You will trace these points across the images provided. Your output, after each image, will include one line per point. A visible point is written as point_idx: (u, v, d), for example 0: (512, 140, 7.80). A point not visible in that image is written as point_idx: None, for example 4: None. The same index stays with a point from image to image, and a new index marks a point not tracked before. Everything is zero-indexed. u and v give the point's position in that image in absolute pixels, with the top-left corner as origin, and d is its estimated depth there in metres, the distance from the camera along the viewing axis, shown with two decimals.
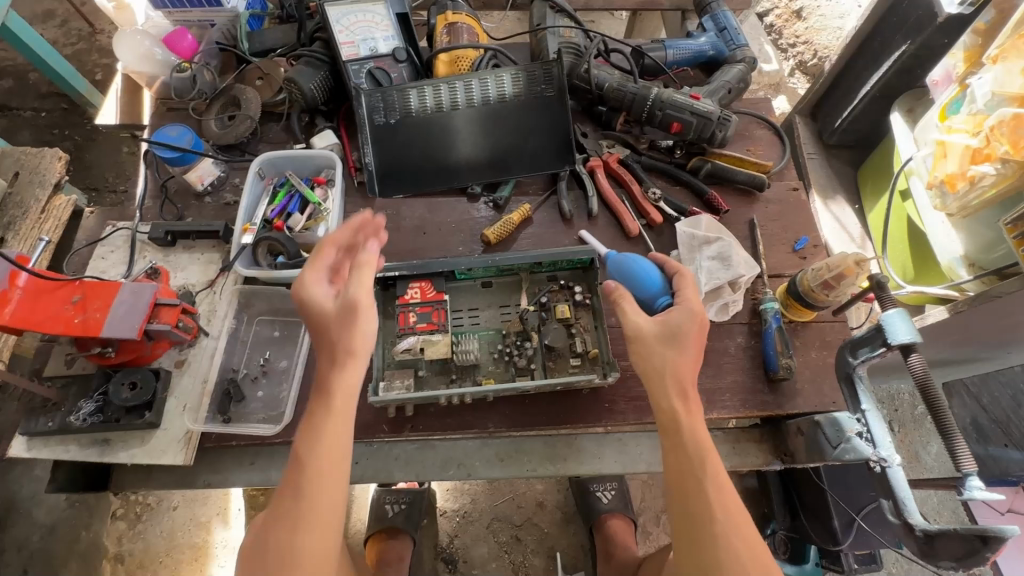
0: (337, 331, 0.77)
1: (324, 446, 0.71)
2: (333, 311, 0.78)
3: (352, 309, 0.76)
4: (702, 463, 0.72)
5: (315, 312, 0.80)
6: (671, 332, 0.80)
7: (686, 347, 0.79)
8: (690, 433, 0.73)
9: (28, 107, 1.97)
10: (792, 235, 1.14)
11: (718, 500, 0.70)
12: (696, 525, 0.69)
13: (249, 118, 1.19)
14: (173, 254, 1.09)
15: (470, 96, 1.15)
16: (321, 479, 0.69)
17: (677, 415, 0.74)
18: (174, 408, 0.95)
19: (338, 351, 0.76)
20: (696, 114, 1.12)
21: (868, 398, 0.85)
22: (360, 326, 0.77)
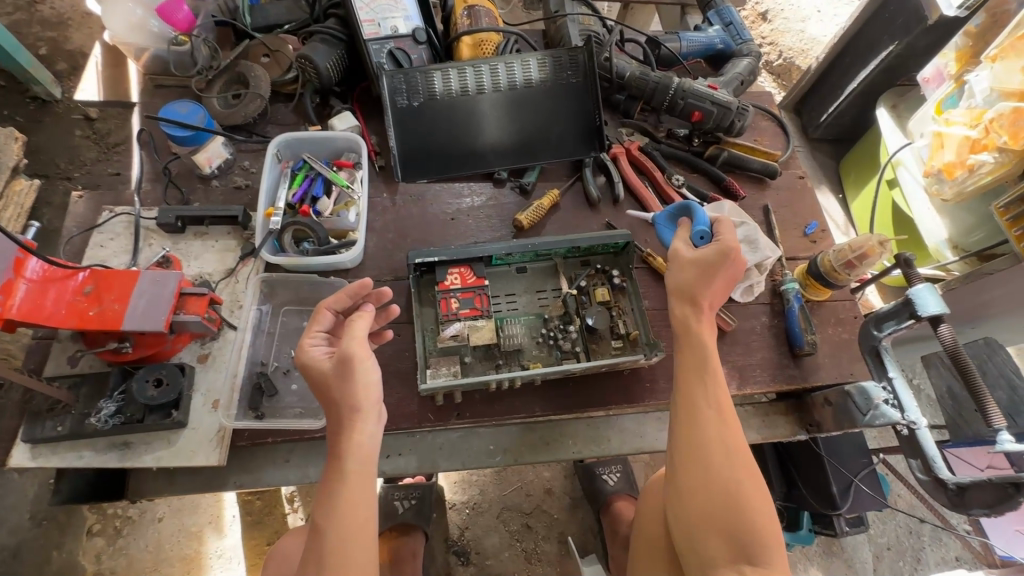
0: (339, 391, 0.73)
1: (341, 500, 0.70)
2: (326, 372, 0.75)
3: (347, 361, 0.73)
4: (706, 365, 0.79)
5: (310, 373, 0.76)
6: (705, 260, 0.82)
7: (718, 275, 0.82)
8: (700, 338, 0.81)
9: None
10: (801, 220, 1.21)
11: (716, 398, 0.77)
12: (694, 410, 0.76)
13: (260, 97, 1.12)
14: (184, 241, 1.01)
15: (497, 79, 1.13)
16: (343, 533, 0.68)
17: (690, 320, 0.82)
18: (201, 405, 0.89)
19: (341, 408, 0.74)
20: (716, 104, 1.16)
21: (894, 367, 0.92)
22: (361, 378, 0.73)
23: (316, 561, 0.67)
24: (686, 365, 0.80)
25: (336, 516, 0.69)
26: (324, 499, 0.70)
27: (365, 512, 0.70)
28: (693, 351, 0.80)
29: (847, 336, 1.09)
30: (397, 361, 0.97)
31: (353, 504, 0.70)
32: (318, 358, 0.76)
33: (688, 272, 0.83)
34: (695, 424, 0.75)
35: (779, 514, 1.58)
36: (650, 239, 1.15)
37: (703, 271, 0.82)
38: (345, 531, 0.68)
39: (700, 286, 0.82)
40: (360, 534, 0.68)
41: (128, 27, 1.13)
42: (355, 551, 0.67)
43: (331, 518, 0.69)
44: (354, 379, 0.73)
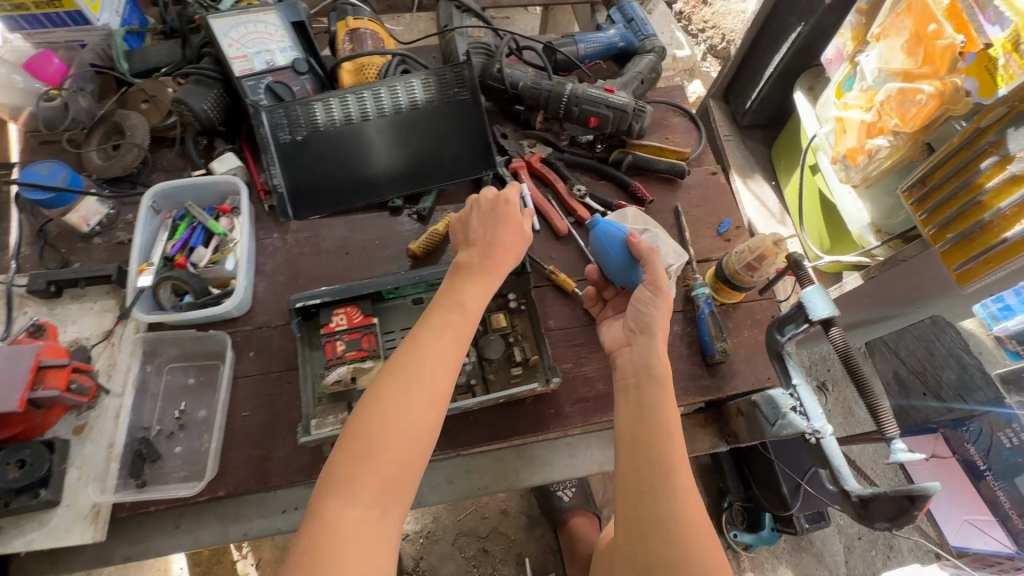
0: (510, 243, 0.87)
1: (443, 330, 0.75)
2: (517, 226, 0.88)
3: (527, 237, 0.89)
4: (666, 419, 0.74)
5: (508, 218, 0.88)
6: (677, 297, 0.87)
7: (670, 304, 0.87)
8: (657, 391, 0.77)
9: None
10: (714, 219, 1.16)
11: (677, 453, 0.71)
12: (651, 468, 0.70)
13: (137, 146, 1.08)
14: (61, 305, 0.97)
15: (381, 104, 1.09)
16: (435, 364, 0.72)
17: (657, 368, 0.79)
18: (76, 480, 0.85)
19: (490, 260, 0.84)
20: (612, 107, 1.12)
21: (797, 372, 0.88)
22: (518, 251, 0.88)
23: (411, 383, 0.70)
24: (641, 417, 0.75)
25: (433, 348, 0.73)
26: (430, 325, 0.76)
27: (452, 355, 0.74)
28: (640, 411, 0.75)
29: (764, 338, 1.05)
30: (287, 411, 0.94)
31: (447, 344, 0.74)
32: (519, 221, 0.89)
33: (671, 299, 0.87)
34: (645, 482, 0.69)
35: (738, 516, 1.54)
36: (555, 254, 1.11)
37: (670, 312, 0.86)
38: (422, 377, 0.70)
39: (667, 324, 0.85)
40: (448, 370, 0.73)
41: None
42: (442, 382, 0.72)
43: (430, 347, 0.73)
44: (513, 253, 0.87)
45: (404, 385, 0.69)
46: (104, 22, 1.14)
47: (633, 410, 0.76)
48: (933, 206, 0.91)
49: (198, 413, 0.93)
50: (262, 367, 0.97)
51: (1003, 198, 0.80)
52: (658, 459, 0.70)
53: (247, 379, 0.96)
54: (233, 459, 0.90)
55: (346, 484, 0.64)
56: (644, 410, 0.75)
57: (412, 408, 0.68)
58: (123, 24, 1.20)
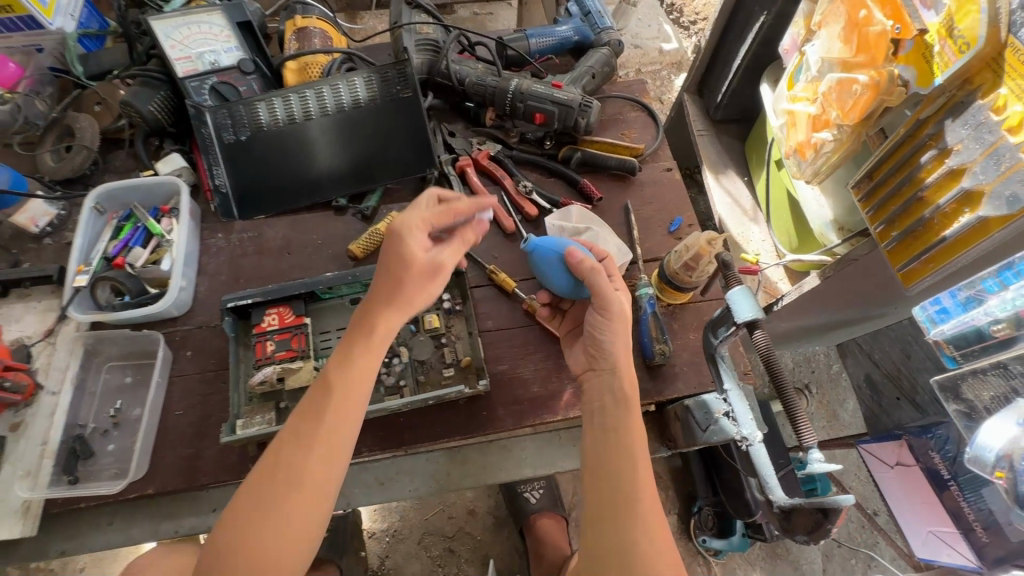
0: (412, 284, 0.74)
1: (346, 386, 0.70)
2: (421, 265, 0.74)
3: (438, 275, 0.76)
4: (631, 448, 0.74)
5: (401, 255, 0.73)
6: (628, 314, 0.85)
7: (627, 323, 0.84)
8: (621, 419, 0.77)
9: None
10: (666, 217, 1.13)
11: (645, 484, 0.71)
12: (617, 501, 0.70)
13: (86, 148, 1.11)
14: (6, 304, 1.00)
15: (323, 103, 1.09)
16: (333, 420, 0.68)
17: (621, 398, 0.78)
18: (9, 475, 0.87)
19: (395, 299, 0.73)
20: (557, 103, 1.09)
21: (731, 377, 0.85)
22: (435, 288, 0.77)
23: (301, 447, 0.67)
24: (605, 448, 0.75)
25: (331, 406, 0.68)
26: (334, 375, 0.70)
27: (355, 413, 0.70)
28: (609, 438, 0.76)
29: None
30: (220, 410, 0.94)
31: (348, 394, 0.69)
32: (420, 253, 0.74)
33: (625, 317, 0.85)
34: (612, 514, 0.69)
35: (708, 521, 1.49)
36: (499, 254, 1.08)
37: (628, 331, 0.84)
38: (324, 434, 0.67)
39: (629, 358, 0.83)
40: (347, 425, 0.69)
41: None
42: (339, 439, 0.68)
43: (327, 404, 0.68)
44: (432, 285, 0.76)
45: (295, 452, 0.66)
46: (58, 26, 1.16)
47: (600, 435, 0.77)
48: (880, 202, 0.86)
49: (132, 411, 0.94)
50: (199, 367, 0.98)
51: (942, 193, 0.75)
52: (626, 490, 0.70)
53: (183, 378, 0.97)
54: (164, 458, 0.91)
55: (230, 555, 0.61)
56: (615, 436, 0.76)
57: (302, 476, 0.65)
58: (79, 27, 1.22)
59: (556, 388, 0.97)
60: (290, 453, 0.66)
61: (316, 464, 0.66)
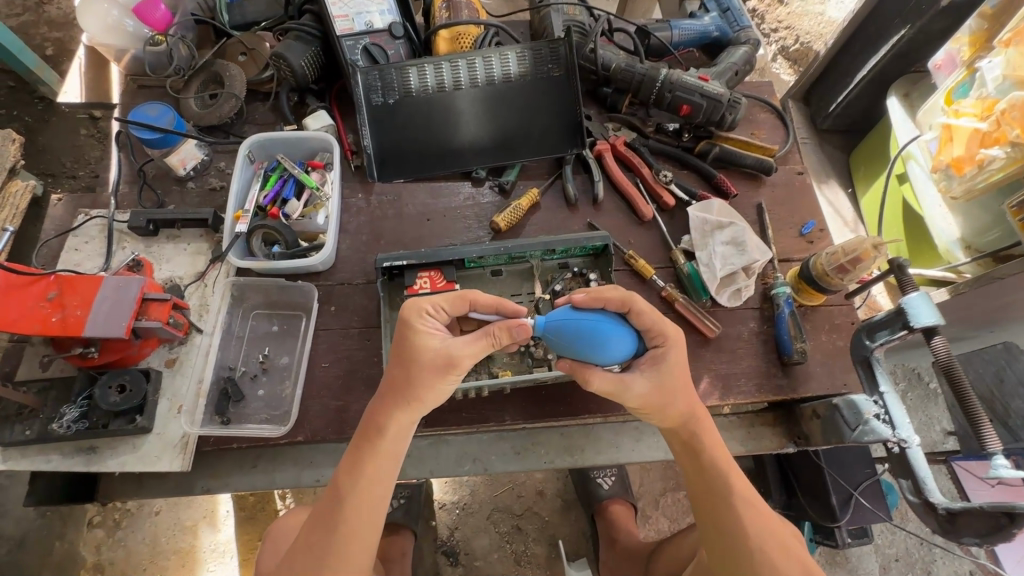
0: (420, 377, 0.72)
1: (364, 464, 0.74)
2: (428, 361, 0.72)
3: (451, 367, 0.71)
4: (728, 479, 0.78)
5: (410, 346, 0.73)
6: (677, 381, 0.77)
7: (690, 400, 0.78)
8: (711, 451, 0.80)
9: None
10: (798, 219, 1.14)
11: (750, 512, 0.75)
12: (729, 533, 0.75)
13: (234, 97, 1.11)
14: (157, 244, 1.01)
15: (474, 74, 1.09)
16: (355, 518, 0.73)
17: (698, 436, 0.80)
18: (167, 410, 0.89)
19: (405, 391, 0.73)
20: (707, 97, 1.10)
21: (886, 380, 0.86)
22: (449, 381, 0.73)
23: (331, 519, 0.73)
24: (703, 487, 0.79)
25: (346, 509, 0.73)
26: (345, 479, 0.74)
27: (377, 478, 0.74)
28: (709, 480, 0.79)
29: (842, 344, 1.03)
30: (366, 366, 0.96)
31: (361, 494, 0.73)
32: (431, 342, 0.73)
33: (676, 402, 0.77)
34: (726, 546, 0.74)
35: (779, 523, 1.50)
36: (634, 239, 1.09)
37: (689, 407, 0.79)
38: (360, 497, 0.73)
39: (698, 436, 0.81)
40: (373, 489, 0.74)
41: (106, 28, 1.12)
42: (360, 532, 0.73)
43: (344, 505, 0.73)
44: (444, 379, 0.73)
45: (317, 545, 0.73)
46: None
47: (698, 468, 0.81)
48: None
49: (280, 359, 0.96)
50: (343, 322, 0.99)
51: None
52: (734, 527, 0.75)
53: (327, 332, 0.98)
54: (313, 407, 0.92)
55: None
56: (709, 468, 0.80)
57: (330, 562, 0.71)
58: None
59: (692, 376, 0.99)
60: (313, 546, 0.73)
61: (344, 550, 0.72)
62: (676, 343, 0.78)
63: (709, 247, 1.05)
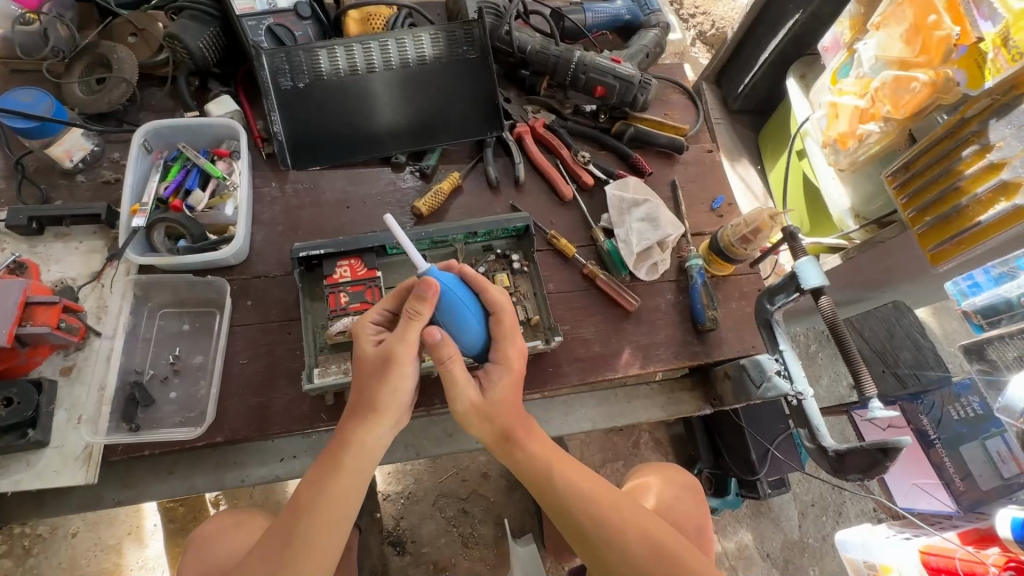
0: (369, 382, 0.73)
1: (332, 480, 0.72)
2: (368, 360, 0.74)
3: (389, 360, 0.72)
4: (545, 466, 0.77)
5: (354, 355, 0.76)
6: (488, 409, 0.76)
7: (501, 422, 0.77)
8: (518, 445, 0.78)
9: None
10: (709, 195, 1.21)
11: (575, 497, 0.76)
12: (567, 519, 0.76)
13: (125, 81, 1.02)
14: (43, 244, 0.93)
15: (387, 57, 1.07)
16: (316, 528, 0.70)
17: (504, 441, 0.78)
18: (65, 421, 0.83)
19: (362, 402, 0.74)
20: (618, 78, 1.14)
21: (785, 340, 0.93)
22: (393, 382, 0.73)
23: (279, 543, 0.70)
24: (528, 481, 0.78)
25: (308, 519, 0.71)
26: (308, 494, 0.72)
27: (352, 490, 0.73)
28: (529, 474, 0.78)
29: (750, 309, 1.10)
30: (287, 360, 0.93)
31: (328, 504, 0.71)
32: (369, 348, 0.75)
33: (478, 424, 0.77)
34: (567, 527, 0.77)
35: (708, 481, 1.56)
36: (556, 220, 1.12)
37: (500, 429, 0.77)
38: (327, 509, 0.71)
39: (513, 450, 0.78)
40: (348, 494, 0.73)
41: None
42: (326, 537, 0.71)
43: (302, 522, 0.71)
44: (386, 382, 0.72)
45: (270, 561, 0.70)
46: None
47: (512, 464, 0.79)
48: (914, 191, 0.99)
49: (193, 359, 0.92)
50: (260, 317, 0.95)
51: (979, 184, 0.90)
52: (563, 513, 0.76)
53: (244, 328, 0.94)
54: (231, 407, 0.89)
55: None
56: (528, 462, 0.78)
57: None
58: None
59: (615, 348, 1.03)
60: (266, 562, 0.70)
61: (302, 565, 0.69)
62: (515, 368, 0.78)
63: (626, 224, 1.09)
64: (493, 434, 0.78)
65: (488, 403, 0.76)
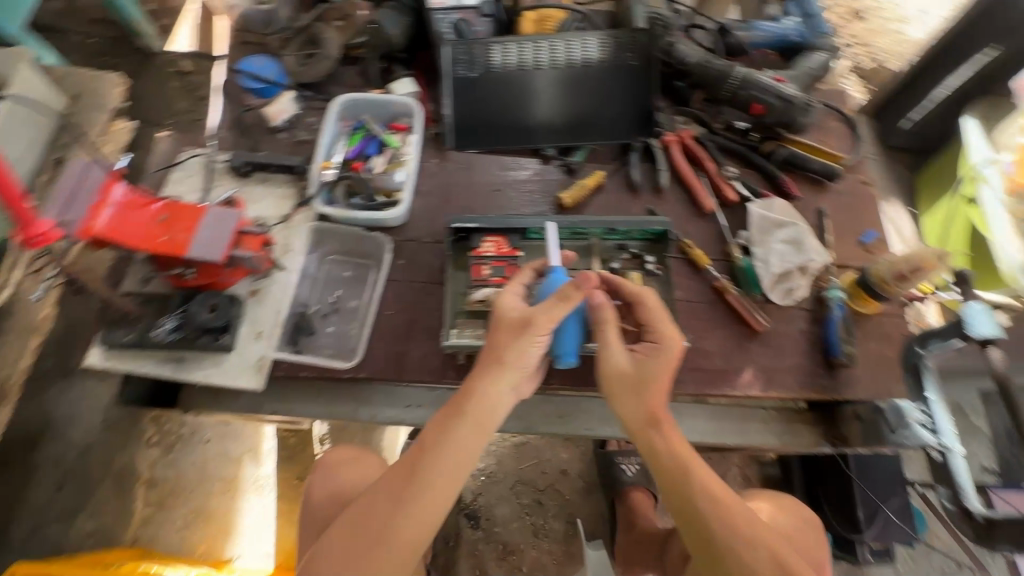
0: (503, 340, 0.80)
1: (455, 427, 0.78)
2: (509, 320, 0.80)
3: (526, 327, 0.79)
4: (686, 468, 0.78)
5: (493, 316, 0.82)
6: (643, 379, 0.80)
7: (649, 404, 0.80)
8: (663, 438, 0.79)
9: (76, 33, 1.73)
10: (859, 228, 1.15)
11: (711, 507, 0.75)
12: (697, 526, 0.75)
13: (329, 59, 1.18)
14: (249, 186, 1.10)
15: (555, 56, 1.14)
16: (436, 468, 0.76)
17: (648, 429, 0.80)
18: (247, 333, 0.98)
19: (491, 358, 0.80)
20: (781, 98, 1.12)
21: (934, 390, 0.88)
22: (526, 343, 0.79)
23: (403, 475, 0.77)
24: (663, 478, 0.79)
25: (431, 458, 0.77)
26: (434, 434, 0.78)
27: (471, 442, 0.78)
28: (667, 471, 0.78)
29: (891, 353, 1.03)
30: (427, 318, 1.02)
31: (450, 449, 0.77)
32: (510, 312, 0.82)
33: (628, 398, 0.81)
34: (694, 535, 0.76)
35: None
36: (692, 230, 1.12)
37: (647, 411, 0.80)
38: (448, 454, 0.77)
39: (653, 438, 0.80)
40: (467, 444, 0.78)
41: None
42: (444, 481, 0.76)
43: (426, 457, 0.77)
44: (522, 345, 0.79)
45: (394, 490, 0.76)
46: None
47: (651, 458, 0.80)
48: None
49: (349, 302, 1.05)
50: (410, 275, 1.05)
51: None
52: (697, 520, 0.75)
53: (394, 283, 1.04)
54: (376, 350, 0.99)
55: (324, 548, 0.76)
56: (669, 460, 0.79)
57: (405, 506, 0.75)
58: None
59: (737, 365, 1.02)
60: (392, 490, 0.77)
61: (420, 500, 0.75)
62: (668, 352, 0.81)
63: (767, 244, 1.07)
64: (644, 416, 0.80)
65: (641, 377, 0.81)
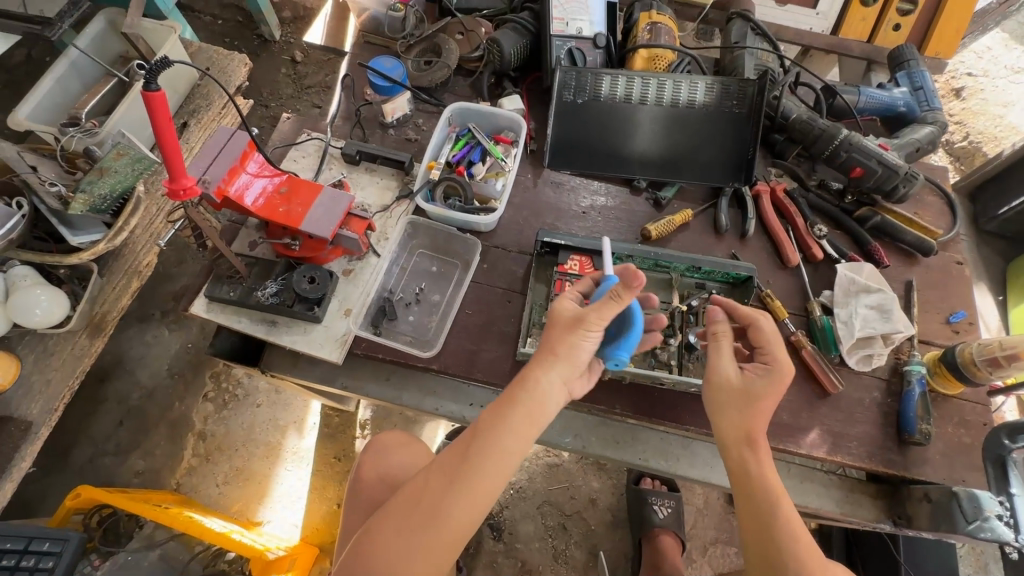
0: (555, 334, 0.81)
1: (508, 418, 0.79)
2: (563, 315, 0.83)
3: (579, 324, 0.80)
4: (772, 501, 0.75)
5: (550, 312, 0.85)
6: (748, 394, 0.80)
7: (748, 421, 0.79)
8: (755, 463, 0.78)
9: (208, 13, 1.90)
10: (948, 306, 1.12)
11: (790, 545, 0.72)
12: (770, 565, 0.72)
13: (447, 67, 1.26)
14: (356, 173, 1.18)
15: (661, 94, 1.19)
16: (486, 455, 0.77)
17: (743, 449, 0.79)
18: (335, 308, 1.04)
19: (544, 351, 0.82)
20: (883, 165, 1.12)
21: (1017, 483, 0.88)
22: (580, 338, 0.80)
23: (457, 458, 0.79)
24: (744, 504, 0.77)
25: (483, 445, 0.78)
26: (486, 421, 0.79)
27: (521, 433, 0.79)
28: (750, 499, 0.76)
29: (969, 440, 1.00)
30: (503, 323, 1.06)
31: (500, 438, 0.78)
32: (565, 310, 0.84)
33: (729, 410, 0.81)
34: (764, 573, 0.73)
35: None
36: (773, 281, 1.12)
37: (743, 428, 0.79)
38: (499, 443, 0.78)
39: (745, 458, 0.78)
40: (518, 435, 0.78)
41: None
42: (492, 469, 0.77)
43: (478, 442, 0.78)
44: (575, 342, 0.80)
45: (447, 470, 0.78)
46: None
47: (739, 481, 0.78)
48: None
49: (432, 296, 1.09)
50: (492, 280, 1.09)
51: None
52: (774, 555, 0.72)
53: (477, 285, 1.09)
54: (451, 345, 1.03)
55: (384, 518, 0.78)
56: (753, 488, 0.77)
57: (456, 488, 0.77)
58: None
59: (804, 423, 1.00)
60: (445, 470, 0.79)
61: (470, 485, 0.77)
62: (779, 374, 0.80)
63: (851, 307, 1.06)
64: (739, 432, 0.79)
65: (749, 391, 0.80)
